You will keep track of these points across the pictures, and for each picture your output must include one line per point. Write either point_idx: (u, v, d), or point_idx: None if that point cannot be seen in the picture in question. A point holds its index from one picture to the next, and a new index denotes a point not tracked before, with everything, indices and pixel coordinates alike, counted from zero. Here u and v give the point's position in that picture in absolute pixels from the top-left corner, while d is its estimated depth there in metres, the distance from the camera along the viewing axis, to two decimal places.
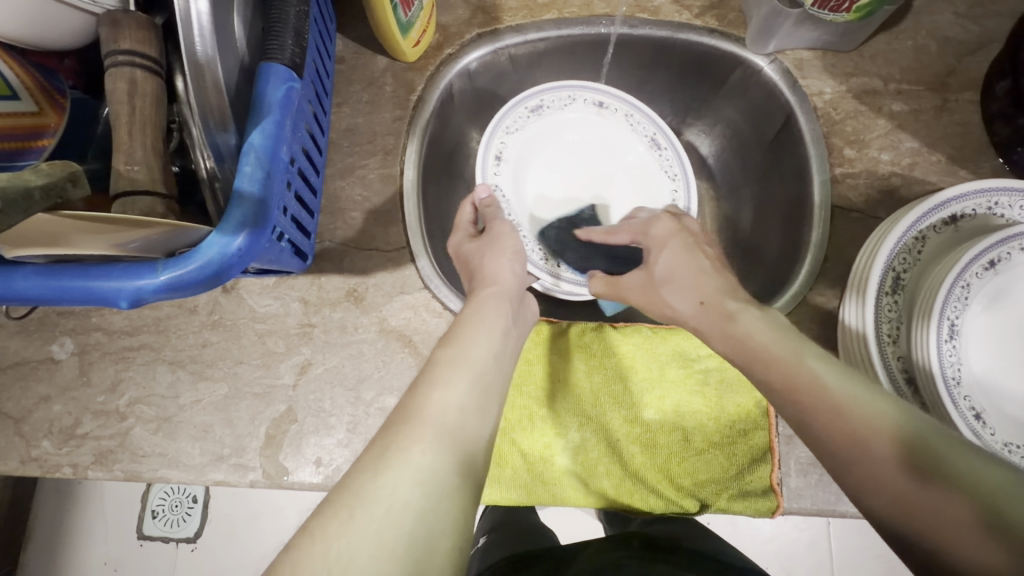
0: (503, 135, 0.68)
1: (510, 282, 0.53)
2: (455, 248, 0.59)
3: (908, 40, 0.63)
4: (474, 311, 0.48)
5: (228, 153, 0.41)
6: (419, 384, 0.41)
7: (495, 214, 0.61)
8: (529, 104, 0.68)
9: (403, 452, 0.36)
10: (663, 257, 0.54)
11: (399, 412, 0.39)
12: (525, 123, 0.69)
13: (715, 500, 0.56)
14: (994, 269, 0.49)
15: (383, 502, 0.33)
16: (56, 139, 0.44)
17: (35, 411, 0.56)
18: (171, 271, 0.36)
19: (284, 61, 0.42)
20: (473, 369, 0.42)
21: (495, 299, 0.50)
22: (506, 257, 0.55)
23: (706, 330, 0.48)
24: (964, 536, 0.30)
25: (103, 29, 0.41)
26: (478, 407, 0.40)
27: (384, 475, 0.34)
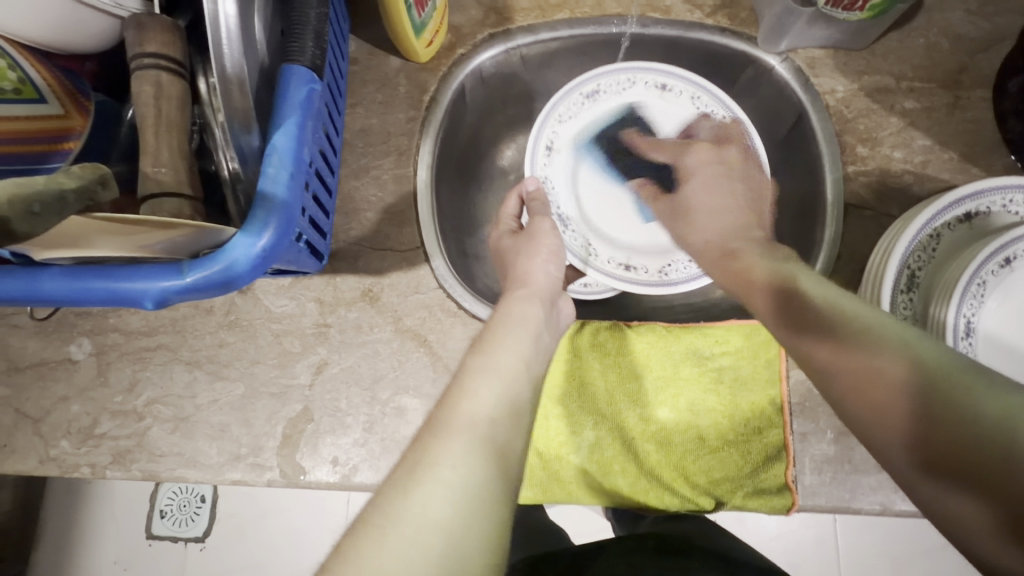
0: (554, 124, 0.67)
1: (541, 283, 0.53)
2: (495, 244, 0.60)
3: (920, 38, 0.63)
4: (505, 314, 0.49)
5: (252, 155, 0.41)
6: (448, 392, 0.41)
7: (541, 207, 0.60)
8: (584, 90, 0.67)
9: (433, 467, 0.36)
10: (688, 186, 0.64)
11: (428, 425, 0.39)
12: (580, 111, 0.68)
13: (730, 498, 0.57)
14: (1009, 266, 0.49)
15: (414, 522, 0.33)
16: (82, 142, 0.44)
17: (53, 411, 0.57)
18: (195, 272, 0.36)
19: (306, 63, 0.43)
20: (501, 374, 0.43)
21: (524, 300, 0.50)
22: (539, 256, 0.55)
23: (706, 262, 0.57)
24: (986, 540, 0.30)
25: (129, 32, 0.41)
26: (510, 417, 0.41)
27: (414, 492, 0.34)
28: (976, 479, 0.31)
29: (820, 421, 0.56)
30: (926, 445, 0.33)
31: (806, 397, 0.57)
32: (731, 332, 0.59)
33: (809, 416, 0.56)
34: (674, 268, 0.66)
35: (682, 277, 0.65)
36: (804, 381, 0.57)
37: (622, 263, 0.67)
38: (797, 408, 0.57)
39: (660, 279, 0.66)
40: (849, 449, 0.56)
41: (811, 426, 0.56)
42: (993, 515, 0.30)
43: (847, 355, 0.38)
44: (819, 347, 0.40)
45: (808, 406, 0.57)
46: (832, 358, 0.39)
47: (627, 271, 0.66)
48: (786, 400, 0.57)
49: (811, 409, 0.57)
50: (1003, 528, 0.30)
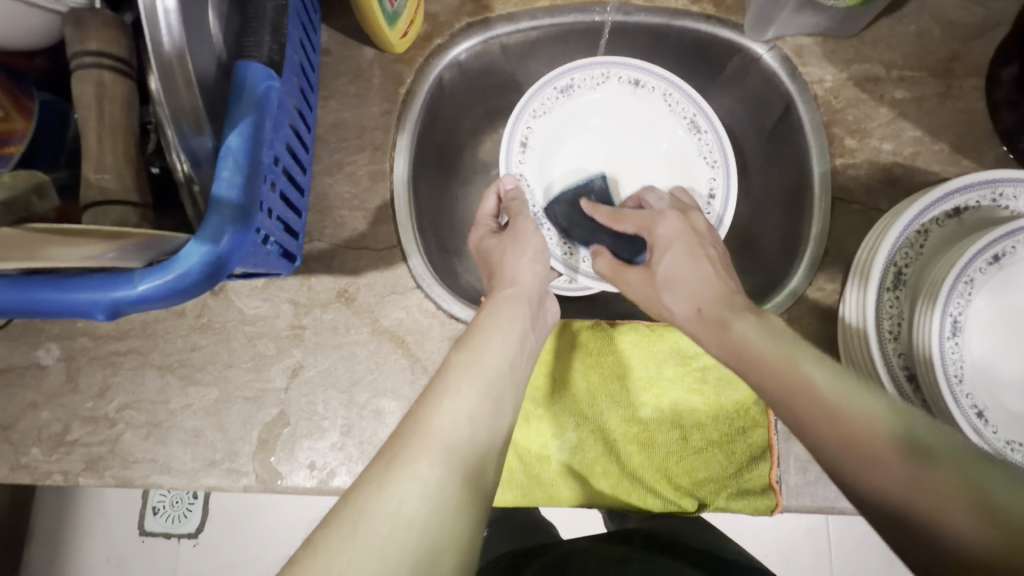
0: (529, 120, 0.65)
1: (529, 284, 0.52)
2: (478, 244, 0.58)
3: (911, 25, 0.61)
4: (492, 313, 0.47)
5: (205, 157, 0.40)
6: (430, 389, 0.40)
7: (520, 207, 0.59)
8: (559, 85, 0.65)
9: (411, 464, 0.35)
10: (666, 260, 0.52)
11: (408, 422, 0.38)
12: (554, 106, 0.66)
13: (713, 499, 0.56)
14: (998, 263, 0.48)
15: (387, 518, 0.32)
16: (25, 146, 0.43)
17: (23, 418, 0.55)
18: (147, 281, 0.35)
19: (262, 59, 0.41)
20: (484, 375, 0.42)
21: (511, 302, 0.49)
22: (526, 256, 0.54)
23: (699, 334, 0.47)
24: (948, 510, 0.30)
25: (68, 29, 0.41)
26: (489, 419, 0.40)
27: (389, 487, 0.33)
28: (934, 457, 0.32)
29: None
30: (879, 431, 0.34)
31: None
32: None
33: None
34: None
35: None
36: None
37: None
38: None
39: None
40: None
41: None
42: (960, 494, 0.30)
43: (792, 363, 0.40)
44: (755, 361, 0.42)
45: None
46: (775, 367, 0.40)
47: None
48: None
49: None
50: (971, 505, 0.30)
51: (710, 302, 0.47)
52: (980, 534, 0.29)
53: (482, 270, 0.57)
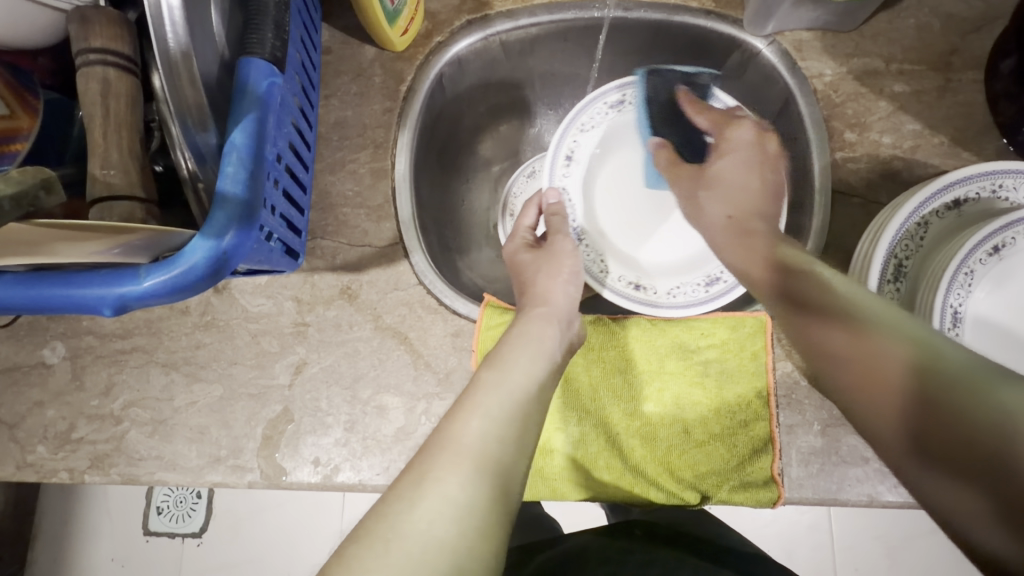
0: (576, 133, 0.65)
1: (562, 304, 0.53)
2: (511, 257, 0.61)
3: (910, 19, 0.61)
4: (522, 330, 0.49)
5: (209, 153, 0.40)
6: (457, 407, 0.40)
7: (560, 224, 0.61)
8: (609, 100, 0.65)
9: (441, 481, 0.35)
10: (722, 162, 0.60)
11: (435, 438, 0.38)
12: (603, 120, 0.66)
13: (716, 492, 0.55)
14: (998, 254, 0.48)
15: (419, 539, 0.32)
16: (31, 143, 0.43)
17: (29, 416, 0.56)
18: (153, 277, 0.35)
19: (265, 56, 0.41)
20: (512, 395, 0.42)
21: (543, 320, 0.50)
22: (560, 277, 0.55)
23: (722, 236, 0.55)
24: (971, 522, 0.29)
25: (73, 26, 0.41)
26: (516, 437, 0.40)
27: (420, 507, 0.33)
28: (960, 453, 0.30)
29: (807, 414, 0.56)
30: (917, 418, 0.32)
31: (791, 389, 0.56)
32: (716, 324, 0.58)
33: (795, 408, 0.56)
34: (682, 290, 0.62)
35: (690, 300, 0.61)
36: (790, 373, 0.57)
37: (632, 282, 0.63)
38: (783, 400, 0.56)
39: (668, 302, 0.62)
40: (836, 440, 0.55)
41: (798, 418, 0.56)
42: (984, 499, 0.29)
43: (852, 338, 0.37)
44: (812, 323, 0.41)
45: (794, 399, 0.56)
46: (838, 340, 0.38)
47: (637, 290, 0.63)
48: (773, 390, 0.56)
49: (797, 401, 0.56)
50: (994, 514, 0.28)
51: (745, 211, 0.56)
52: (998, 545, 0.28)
53: (512, 282, 0.59)
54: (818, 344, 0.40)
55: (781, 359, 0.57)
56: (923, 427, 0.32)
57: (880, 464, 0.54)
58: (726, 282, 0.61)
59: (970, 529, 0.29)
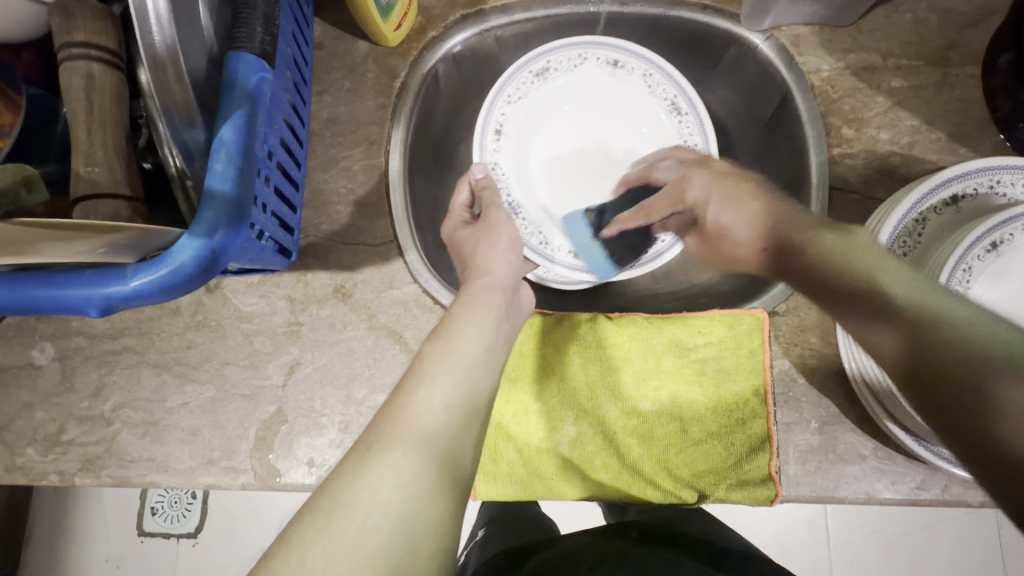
0: (504, 105, 0.65)
1: (503, 274, 0.51)
2: (450, 235, 0.57)
3: (908, 13, 0.60)
4: (463, 302, 0.47)
5: (197, 150, 0.40)
6: (404, 380, 0.40)
7: (491, 197, 0.59)
8: (534, 69, 0.65)
9: (385, 452, 0.35)
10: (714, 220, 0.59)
11: (382, 412, 0.38)
12: (530, 90, 0.66)
13: (713, 491, 0.55)
14: (996, 251, 0.48)
15: (361, 507, 0.32)
16: (13, 140, 0.42)
17: (18, 418, 0.55)
18: (140, 277, 0.35)
19: (254, 50, 0.40)
20: (461, 366, 0.41)
21: (486, 289, 0.48)
22: (499, 247, 0.54)
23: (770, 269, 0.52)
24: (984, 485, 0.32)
25: (55, 20, 0.41)
26: (465, 410, 0.39)
27: (364, 476, 0.33)
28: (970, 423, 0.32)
29: (805, 411, 0.55)
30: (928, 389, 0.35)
31: (789, 387, 0.56)
32: (713, 322, 0.57)
33: (792, 406, 0.55)
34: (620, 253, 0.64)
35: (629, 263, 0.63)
36: (788, 370, 0.56)
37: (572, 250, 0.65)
38: (780, 398, 0.56)
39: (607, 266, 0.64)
40: (833, 438, 0.55)
41: (796, 416, 0.55)
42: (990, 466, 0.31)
43: (877, 321, 0.39)
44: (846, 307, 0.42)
45: (791, 397, 0.56)
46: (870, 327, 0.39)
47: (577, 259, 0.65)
48: (770, 388, 0.55)
49: (794, 399, 0.56)
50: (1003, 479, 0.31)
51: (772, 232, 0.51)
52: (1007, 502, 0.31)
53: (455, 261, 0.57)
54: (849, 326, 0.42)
55: (778, 356, 0.56)
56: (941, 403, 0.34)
57: (877, 461, 0.54)
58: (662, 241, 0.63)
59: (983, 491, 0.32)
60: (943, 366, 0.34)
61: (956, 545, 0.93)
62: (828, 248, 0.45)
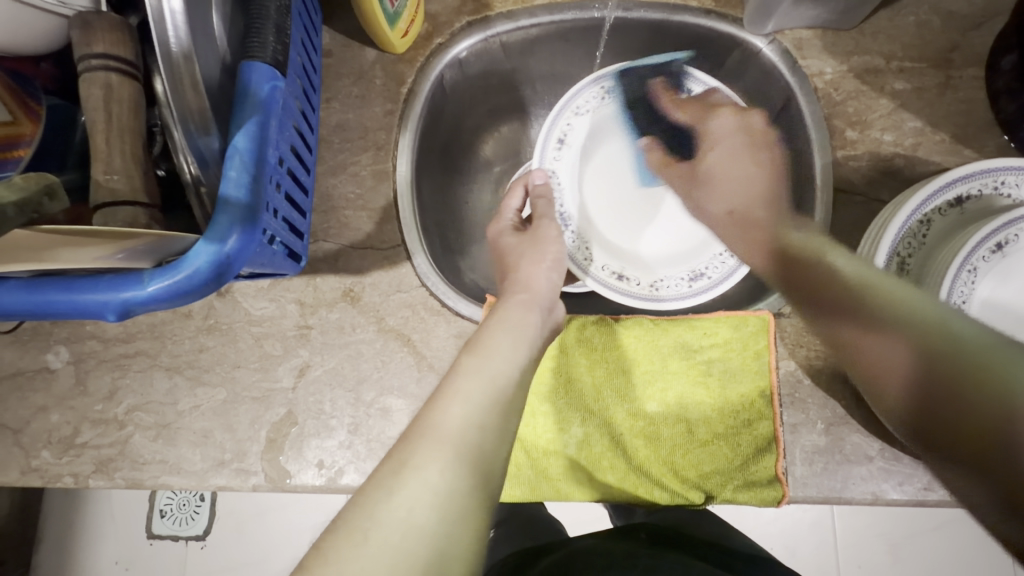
0: (570, 116, 0.65)
1: (542, 290, 0.52)
2: (495, 238, 0.60)
3: (911, 16, 0.61)
4: (500, 316, 0.48)
5: (212, 157, 0.40)
6: (438, 394, 0.40)
7: (545, 207, 0.60)
8: (604, 85, 0.65)
9: (420, 468, 0.35)
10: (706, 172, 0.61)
11: (414, 425, 0.38)
12: (599, 105, 0.66)
13: (720, 492, 0.56)
14: (1000, 252, 0.48)
15: (398, 527, 0.32)
16: (33, 149, 0.44)
17: (33, 421, 0.56)
18: (157, 282, 0.35)
19: (267, 59, 0.41)
20: (493, 382, 0.41)
21: (523, 307, 0.49)
22: (544, 263, 0.55)
23: (727, 231, 0.58)
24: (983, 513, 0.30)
25: (75, 32, 0.42)
26: (499, 425, 0.40)
27: (399, 495, 0.33)
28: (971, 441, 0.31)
29: (811, 412, 0.56)
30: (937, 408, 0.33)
31: (795, 388, 0.56)
32: (719, 323, 0.57)
33: (798, 407, 0.56)
34: (665, 284, 0.63)
35: (673, 295, 0.62)
36: (793, 371, 0.56)
37: (615, 272, 0.64)
38: (787, 399, 0.56)
39: (651, 294, 0.62)
40: (840, 439, 0.55)
41: (802, 417, 0.56)
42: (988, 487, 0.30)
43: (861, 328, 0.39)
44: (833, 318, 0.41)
45: (797, 398, 0.56)
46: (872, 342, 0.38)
47: (619, 280, 0.63)
48: (776, 390, 0.56)
49: (800, 400, 0.56)
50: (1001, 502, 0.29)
51: (749, 203, 0.57)
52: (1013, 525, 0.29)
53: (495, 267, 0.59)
54: (832, 336, 0.42)
55: (784, 357, 0.57)
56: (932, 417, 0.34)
57: (884, 462, 0.54)
58: (709, 279, 0.63)
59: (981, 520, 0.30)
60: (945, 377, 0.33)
61: (964, 546, 0.92)
62: (842, 267, 0.43)
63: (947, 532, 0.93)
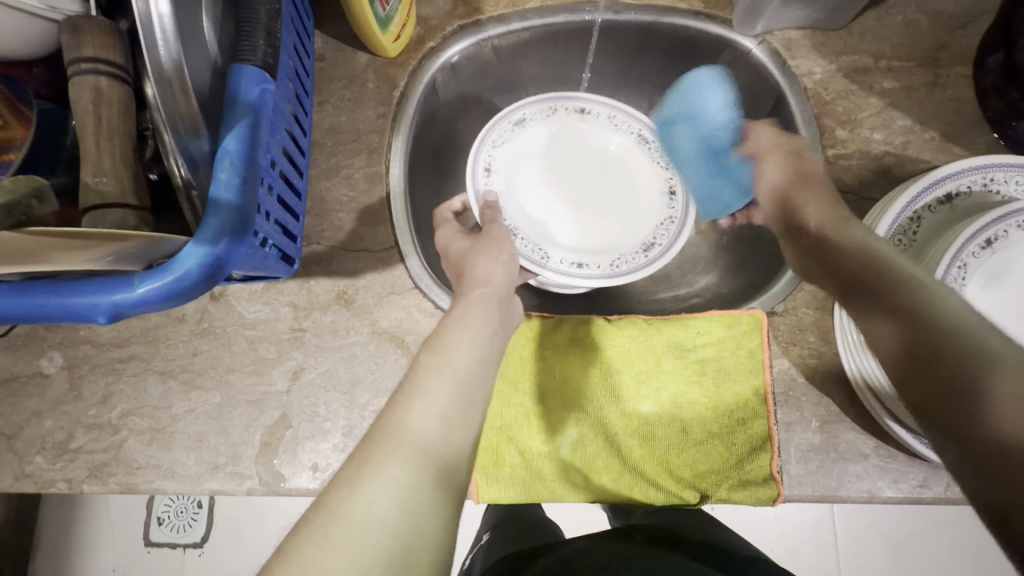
0: (490, 149, 0.63)
1: (501, 284, 0.51)
2: (444, 245, 0.56)
3: (898, 16, 0.62)
4: (462, 311, 0.46)
5: (202, 160, 0.41)
6: (400, 391, 0.40)
7: (494, 216, 0.58)
8: (512, 118, 0.64)
9: (381, 466, 0.35)
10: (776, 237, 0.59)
11: (379, 423, 0.38)
12: (510, 138, 0.65)
13: (715, 491, 0.56)
14: (990, 248, 0.48)
15: (359, 521, 0.32)
16: (23, 153, 0.44)
17: (26, 427, 0.56)
18: (147, 284, 0.35)
19: (257, 63, 0.41)
20: (456, 376, 0.41)
21: (484, 301, 0.48)
22: (500, 260, 0.53)
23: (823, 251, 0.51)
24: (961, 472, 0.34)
25: (64, 36, 0.42)
26: (464, 417, 0.40)
27: (361, 490, 0.33)
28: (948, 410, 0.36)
29: (805, 410, 0.56)
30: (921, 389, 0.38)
31: (789, 386, 0.56)
32: (712, 322, 0.58)
33: (793, 405, 0.56)
34: (624, 260, 0.62)
35: (636, 266, 0.61)
36: (787, 370, 0.56)
37: (574, 262, 0.62)
38: (781, 397, 0.56)
39: (613, 272, 0.61)
40: (835, 436, 0.55)
41: (796, 415, 0.56)
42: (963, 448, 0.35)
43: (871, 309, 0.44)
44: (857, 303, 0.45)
45: (791, 396, 0.56)
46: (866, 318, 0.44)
47: (581, 268, 0.62)
48: (770, 388, 0.56)
49: (795, 398, 0.56)
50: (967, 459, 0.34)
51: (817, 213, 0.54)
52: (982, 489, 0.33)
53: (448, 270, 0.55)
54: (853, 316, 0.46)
55: (778, 356, 0.57)
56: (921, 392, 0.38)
57: (879, 459, 0.54)
58: (661, 246, 0.62)
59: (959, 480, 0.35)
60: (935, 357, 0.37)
61: (964, 545, 0.92)
62: (874, 255, 0.46)
63: (947, 531, 0.92)
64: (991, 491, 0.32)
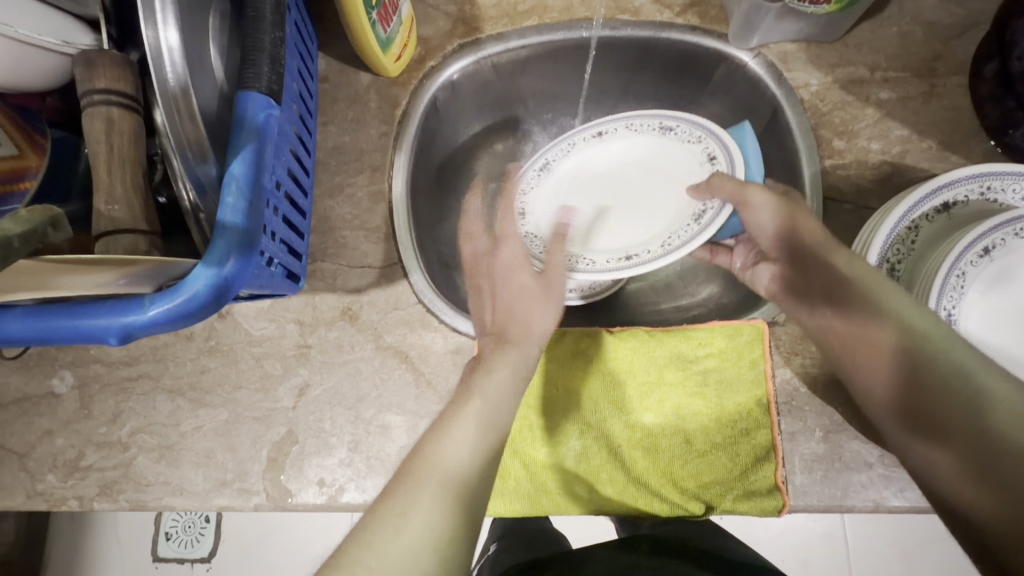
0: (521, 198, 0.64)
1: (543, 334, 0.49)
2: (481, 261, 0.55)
3: (893, 27, 0.62)
4: (497, 353, 0.46)
5: (210, 184, 0.42)
6: (430, 427, 0.40)
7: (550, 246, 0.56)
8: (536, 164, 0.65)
9: (410, 501, 0.35)
10: (761, 268, 0.57)
11: (409, 458, 0.38)
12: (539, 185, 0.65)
13: (720, 502, 0.55)
14: (989, 256, 0.49)
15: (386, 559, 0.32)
16: (38, 180, 0.45)
17: (38, 446, 0.57)
18: (157, 306, 0.36)
19: (262, 89, 0.42)
20: (484, 413, 0.41)
21: (520, 344, 0.47)
22: (547, 306, 0.51)
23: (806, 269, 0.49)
24: (959, 484, 0.36)
25: (78, 68, 0.43)
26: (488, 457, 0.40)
27: (394, 528, 0.34)
28: (943, 425, 0.37)
29: (809, 420, 0.56)
30: (912, 404, 0.39)
31: (791, 396, 0.56)
32: (714, 334, 0.58)
33: (796, 415, 0.56)
34: (675, 237, 0.58)
35: (689, 239, 0.57)
36: (789, 379, 0.57)
37: (623, 256, 0.60)
38: (784, 407, 0.56)
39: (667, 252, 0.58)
40: (839, 446, 0.55)
41: (800, 425, 0.56)
42: (963, 463, 0.36)
43: (852, 319, 0.44)
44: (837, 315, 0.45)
45: (794, 406, 0.56)
46: (848, 331, 0.44)
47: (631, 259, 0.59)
48: (773, 398, 0.56)
49: (798, 408, 0.56)
50: (969, 473, 0.35)
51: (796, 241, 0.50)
52: (987, 502, 0.34)
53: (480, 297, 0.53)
54: (830, 327, 0.46)
55: (779, 366, 0.57)
56: (914, 408, 0.39)
57: (885, 469, 0.54)
58: (712, 209, 0.56)
59: (956, 491, 0.36)
60: (927, 373, 0.38)
61: None
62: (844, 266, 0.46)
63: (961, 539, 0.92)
64: (999, 506, 0.34)
